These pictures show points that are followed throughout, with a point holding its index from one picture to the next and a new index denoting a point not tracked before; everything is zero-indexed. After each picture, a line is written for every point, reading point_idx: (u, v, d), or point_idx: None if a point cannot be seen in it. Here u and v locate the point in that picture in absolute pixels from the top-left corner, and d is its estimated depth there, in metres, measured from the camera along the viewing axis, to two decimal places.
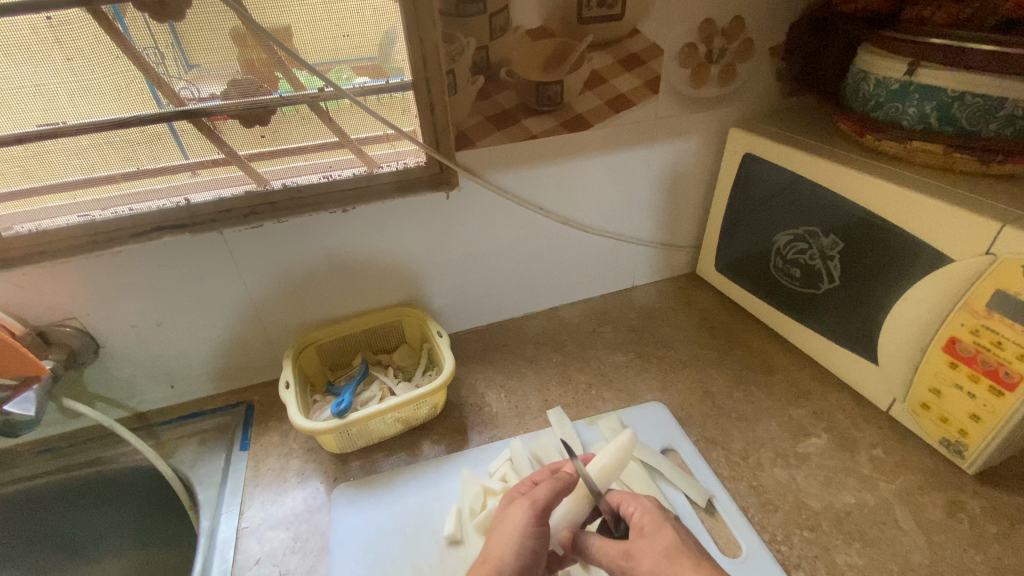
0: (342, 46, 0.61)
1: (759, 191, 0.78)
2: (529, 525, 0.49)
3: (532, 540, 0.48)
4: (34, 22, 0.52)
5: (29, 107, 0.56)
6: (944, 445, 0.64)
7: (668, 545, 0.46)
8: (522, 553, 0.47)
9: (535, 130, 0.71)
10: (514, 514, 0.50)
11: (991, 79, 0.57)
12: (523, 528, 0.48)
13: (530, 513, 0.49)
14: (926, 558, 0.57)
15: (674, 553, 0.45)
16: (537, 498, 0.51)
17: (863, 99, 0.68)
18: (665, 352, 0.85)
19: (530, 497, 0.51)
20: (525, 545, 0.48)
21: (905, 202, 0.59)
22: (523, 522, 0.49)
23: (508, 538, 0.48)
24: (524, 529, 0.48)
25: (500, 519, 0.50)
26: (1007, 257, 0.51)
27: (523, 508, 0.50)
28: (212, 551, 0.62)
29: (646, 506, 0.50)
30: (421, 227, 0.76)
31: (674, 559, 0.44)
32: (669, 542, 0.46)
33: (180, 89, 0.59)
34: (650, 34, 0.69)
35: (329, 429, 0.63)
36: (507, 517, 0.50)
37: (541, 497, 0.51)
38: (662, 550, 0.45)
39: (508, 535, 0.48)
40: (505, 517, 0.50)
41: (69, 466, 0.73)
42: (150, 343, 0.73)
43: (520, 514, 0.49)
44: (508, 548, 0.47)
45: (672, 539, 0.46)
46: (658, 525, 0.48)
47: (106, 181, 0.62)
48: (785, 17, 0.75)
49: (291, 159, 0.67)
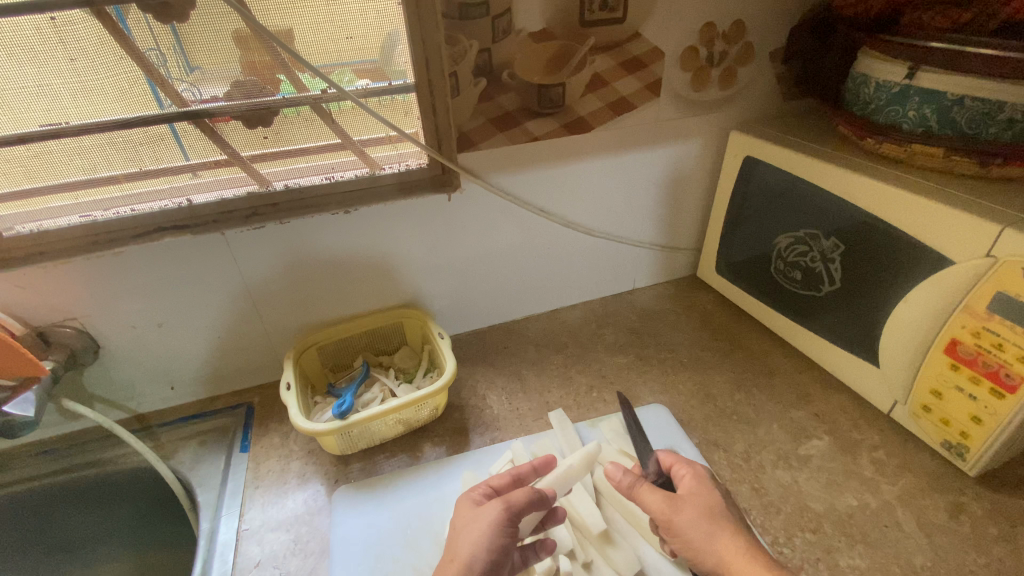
0: (344, 48, 0.61)
1: (760, 194, 0.78)
2: (501, 524, 0.49)
3: (504, 539, 0.49)
4: (37, 22, 0.52)
5: (32, 108, 0.56)
6: (945, 448, 0.64)
7: (713, 506, 0.50)
8: (492, 551, 0.48)
9: (536, 133, 0.71)
10: (486, 513, 0.50)
11: (989, 83, 0.57)
12: (494, 528, 0.49)
13: (504, 516, 0.50)
14: (929, 560, 0.57)
15: (718, 514, 0.49)
16: (512, 502, 0.51)
17: (863, 102, 0.69)
18: (666, 354, 0.85)
19: (504, 500, 0.51)
20: (494, 542, 0.48)
21: (906, 204, 0.59)
22: (495, 522, 0.49)
23: (477, 534, 0.48)
24: (495, 528, 0.49)
25: (468, 518, 0.51)
26: (1008, 259, 0.52)
27: (497, 508, 0.50)
28: (212, 552, 0.62)
29: (696, 472, 0.53)
30: (422, 229, 0.76)
31: (718, 520, 0.49)
32: (714, 504, 0.50)
33: (182, 91, 0.59)
34: (651, 38, 0.69)
35: (329, 430, 0.63)
36: (479, 516, 0.50)
37: (516, 502, 0.51)
38: (709, 509, 0.50)
39: (478, 531, 0.49)
40: (476, 516, 0.50)
41: (67, 468, 0.73)
42: (151, 344, 0.73)
43: (493, 514, 0.50)
44: (478, 546, 0.48)
45: (719, 503, 0.50)
46: (705, 488, 0.52)
47: (108, 182, 0.62)
48: (785, 21, 0.76)
49: (293, 161, 0.67)
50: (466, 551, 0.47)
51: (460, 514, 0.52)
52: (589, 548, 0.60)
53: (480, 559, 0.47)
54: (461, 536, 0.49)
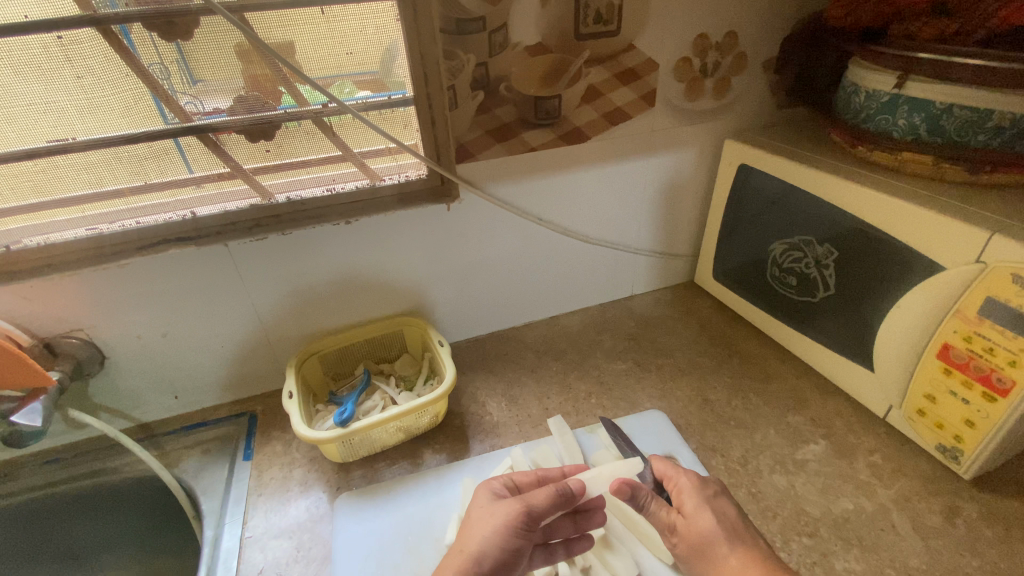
0: (345, 62, 0.63)
1: (755, 201, 0.79)
2: (516, 526, 0.50)
3: (517, 540, 0.50)
4: (45, 40, 0.54)
5: (40, 124, 0.58)
6: (940, 451, 0.65)
7: (705, 530, 0.51)
8: (503, 549, 0.49)
9: (534, 143, 0.73)
10: (501, 511, 0.51)
11: (975, 91, 0.59)
12: (508, 527, 0.50)
13: (521, 517, 0.50)
14: (923, 562, 0.58)
15: (709, 537, 0.50)
16: (532, 505, 0.51)
17: (854, 111, 0.70)
18: (664, 360, 0.86)
19: (524, 501, 0.51)
20: (506, 542, 0.49)
21: (895, 211, 0.60)
22: (509, 522, 0.50)
23: (490, 531, 0.49)
24: (509, 528, 0.50)
25: (485, 511, 0.52)
26: (996, 264, 0.53)
27: (514, 505, 0.51)
28: (215, 560, 0.63)
29: (686, 486, 0.55)
30: (422, 238, 0.77)
31: (710, 545, 0.50)
32: (707, 528, 0.51)
33: (186, 104, 0.60)
34: (645, 49, 0.70)
35: (331, 438, 0.64)
36: (495, 512, 0.51)
37: (536, 505, 0.51)
38: (700, 534, 0.51)
39: (489, 525, 0.50)
40: (489, 512, 0.51)
41: (72, 477, 0.74)
42: (157, 354, 0.74)
43: (509, 512, 0.50)
44: (490, 543, 0.49)
45: (712, 526, 0.51)
46: (697, 506, 0.53)
47: (114, 196, 0.64)
48: (776, 32, 0.77)
49: (295, 173, 0.68)
50: (472, 548, 0.49)
51: (478, 505, 0.54)
52: (589, 552, 0.60)
53: (489, 555, 0.48)
54: (474, 528, 0.51)
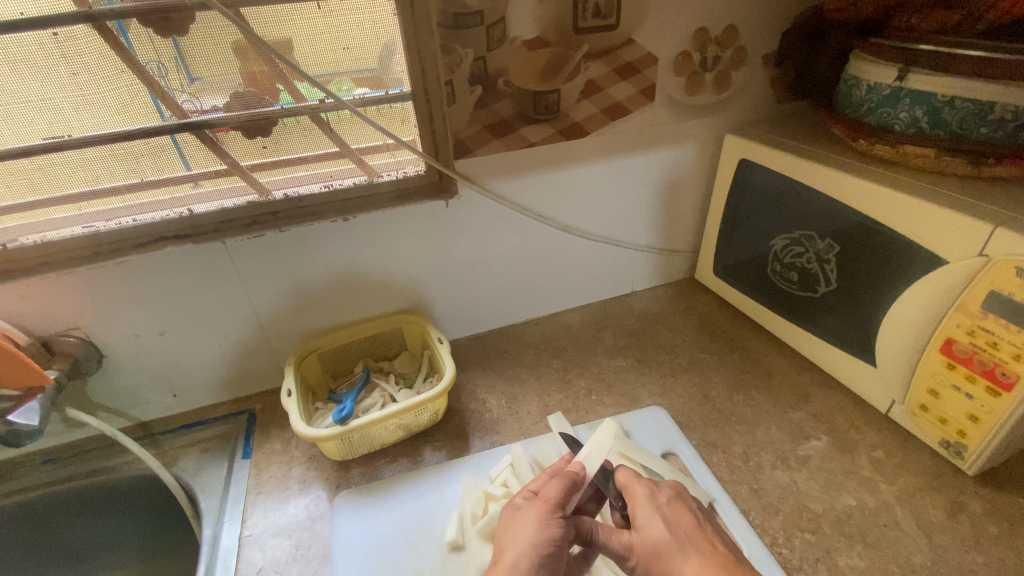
0: (342, 58, 0.62)
1: (756, 196, 0.78)
2: (546, 519, 0.49)
3: (554, 530, 0.48)
4: (40, 38, 0.53)
5: (35, 121, 0.57)
6: (944, 447, 0.64)
7: (659, 542, 0.49)
8: (541, 545, 0.47)
9: (533, 139, 0.72)
10: (526, 514, 0.50)
11: (977, 83, 0.58)
12: (541, 524, 0.49)
13: (546, 509, 0.50)
14: (928, 559, 0.57)
15: (662, 548, 0.48)
16: (550, 497, 0.51)
17: (854, 104, 0.70)
18: (664, 356, 0.85)
19: (542, 498, 0.51)
20: (546, 535, 0.48)
21: (897, 205, 0.60)
22: (540, 518, 0.49)
23: (525, 533, 0.48)
24: (542, 522, 0.49)
25: (512, 524, 0.50)
26: (1000, 258, 0.52)
27: (537, 506, 0.50)
28: (214, 559, 0.62)
29: (640, 496, 0.53)
30: (420, 236, 0.76)
31: (664, 555, 0.48)
32: (659, 538, 0.49)
33: (183, 102, 0.60)
34: (644, 43, 0.70)
35: (330, 437, 0.64)
36: (521, 518, 0.50)
37: (553, 498, 0.51)
38: (653, 546, 0.49)
39: (525, 530, 0.48)
40: (519, 518, 0.50)
41: (70, 476, 0.73)
42: (154, 352, 0.74)
43: (535, 511, 0.50)
44: (527, 555, 0.46)
45: (664, 534, 0.49)
46: (647, 514, 0.51)
47: (111, 193, 0.63)
48: (775, 27, 0.77)
49: (292, 169, 0.68)
50: (511, 555, 0.46)
51: (503, 522, 0.52)
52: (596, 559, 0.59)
53: (527, 556, 0.46)
54: (510, 541, 0.48)
